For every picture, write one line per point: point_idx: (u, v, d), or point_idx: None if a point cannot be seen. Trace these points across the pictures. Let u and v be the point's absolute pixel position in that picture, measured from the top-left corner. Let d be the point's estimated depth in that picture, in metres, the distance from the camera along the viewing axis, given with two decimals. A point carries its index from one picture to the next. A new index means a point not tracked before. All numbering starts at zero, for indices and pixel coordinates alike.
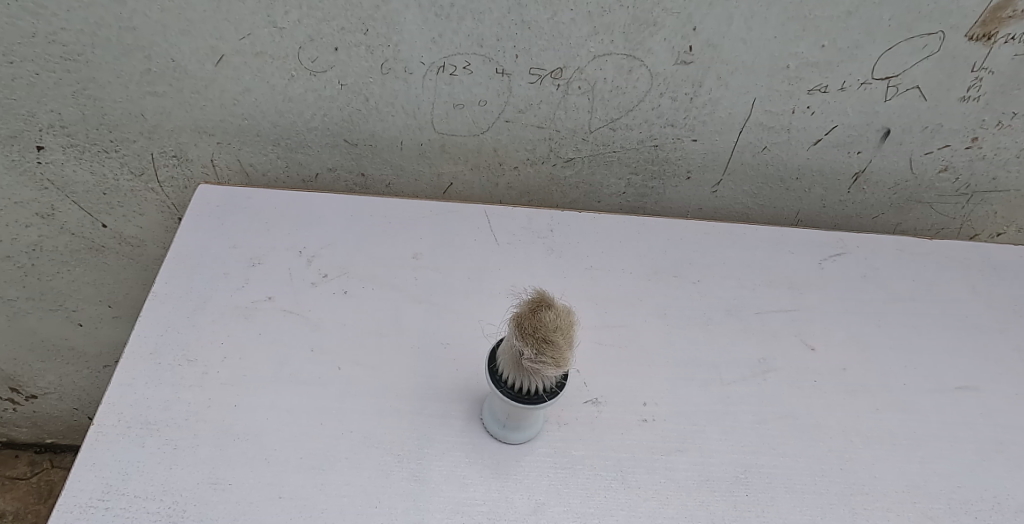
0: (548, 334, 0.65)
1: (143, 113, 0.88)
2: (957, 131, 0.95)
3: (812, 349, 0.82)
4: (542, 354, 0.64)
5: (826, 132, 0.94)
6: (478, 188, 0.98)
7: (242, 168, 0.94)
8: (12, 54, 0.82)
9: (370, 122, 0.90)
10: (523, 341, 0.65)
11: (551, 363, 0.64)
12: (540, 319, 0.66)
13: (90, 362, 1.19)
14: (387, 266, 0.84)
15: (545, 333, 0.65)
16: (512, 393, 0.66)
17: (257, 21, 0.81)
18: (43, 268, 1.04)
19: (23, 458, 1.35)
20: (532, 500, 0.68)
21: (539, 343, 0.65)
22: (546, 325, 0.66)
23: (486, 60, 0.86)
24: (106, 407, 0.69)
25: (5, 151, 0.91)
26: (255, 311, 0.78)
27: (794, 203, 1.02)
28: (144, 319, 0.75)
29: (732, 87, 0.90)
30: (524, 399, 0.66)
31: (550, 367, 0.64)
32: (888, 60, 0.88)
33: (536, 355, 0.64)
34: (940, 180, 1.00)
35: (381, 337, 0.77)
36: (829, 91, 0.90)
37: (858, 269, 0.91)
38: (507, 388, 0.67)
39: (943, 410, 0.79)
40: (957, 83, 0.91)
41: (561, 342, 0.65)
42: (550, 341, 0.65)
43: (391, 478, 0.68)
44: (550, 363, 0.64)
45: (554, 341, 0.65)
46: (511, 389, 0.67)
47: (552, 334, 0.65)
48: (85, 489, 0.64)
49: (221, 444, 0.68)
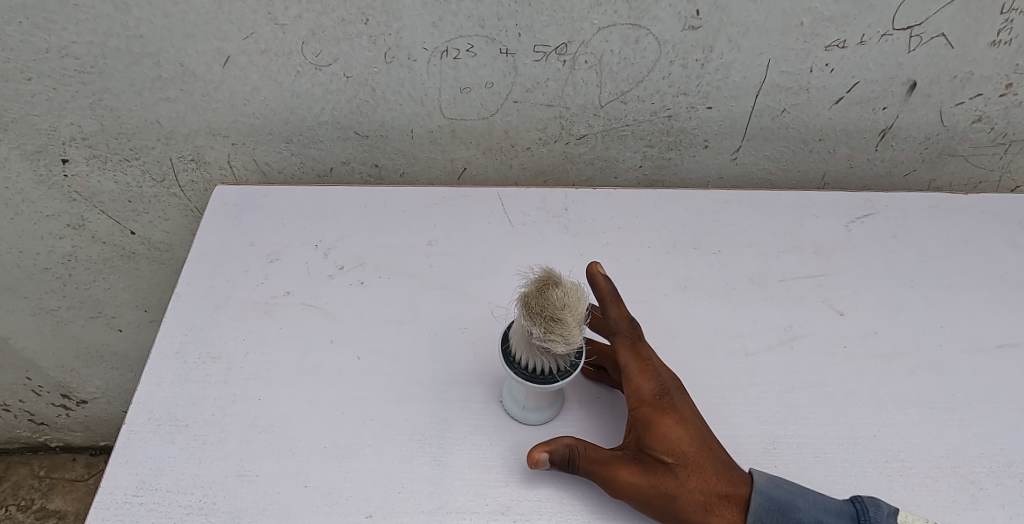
0: (555, 312, 0.64)
1: (158, 119, 0.90)
2: (989, 78, 0.91)
3: (841, 313, 0.80)
4: (551, 332, 0.64)
5: (848, 89, 0.91)
6: (492, 171, 0.97)
7: (258, 167, 0.95)
8: (29, 71, 0.84)
9: (379, 112, 0.90)
10: (531, 320, 0.64)
11: (561, 341, 0.64)
12: (547, 297, 0.66)
13: (133, 366, 1.23)
14: (401, 254, 0.84)
15: (552, 311, 0.64)
16: (526, 374, 0.66)
17: (259, 19, 0.82)
18: (80, 278, 1.07)
19: (80, 461, 1.40)
20: (555, 480, 0.67)
21: (547, 321, 0.64)
22: (553, 304, 0.65)
23: (489, 40, 0.85)
24: (136, 407, 0.71)
25: (32, 167, 0.93)
26: (275, 306, 0.79)
27: (819, 165, 0.98)
28: (168, 319, 0.77)
29: (745, 49, 0.87)
30: (538, 378, 0.66)
31: (560, 344, 0.64)
32: (909, 8, 0.84)
33: (543, 334, 0.64)
34: (973, 131, 0.96)
35: (398, 326, 0.77)
36: (847, 45, 0.87)
37: (888, 229, 0.88)
38: (521, 369, 0.67)
39: (984, 370, 0.76)
40: (986, 27, 0.86)
41: (569, 319, 0.65)
42: (558, 319, 0.64)
43: (413, 463, 0.68)
44: (560, 340, 0.64)
45: (562, 319, 0.64)
46: (525, 370, 0.67)
47: (559, 312, 0.65)
48: (120, 486, 0.66)
49: (247, 437, 0.69)
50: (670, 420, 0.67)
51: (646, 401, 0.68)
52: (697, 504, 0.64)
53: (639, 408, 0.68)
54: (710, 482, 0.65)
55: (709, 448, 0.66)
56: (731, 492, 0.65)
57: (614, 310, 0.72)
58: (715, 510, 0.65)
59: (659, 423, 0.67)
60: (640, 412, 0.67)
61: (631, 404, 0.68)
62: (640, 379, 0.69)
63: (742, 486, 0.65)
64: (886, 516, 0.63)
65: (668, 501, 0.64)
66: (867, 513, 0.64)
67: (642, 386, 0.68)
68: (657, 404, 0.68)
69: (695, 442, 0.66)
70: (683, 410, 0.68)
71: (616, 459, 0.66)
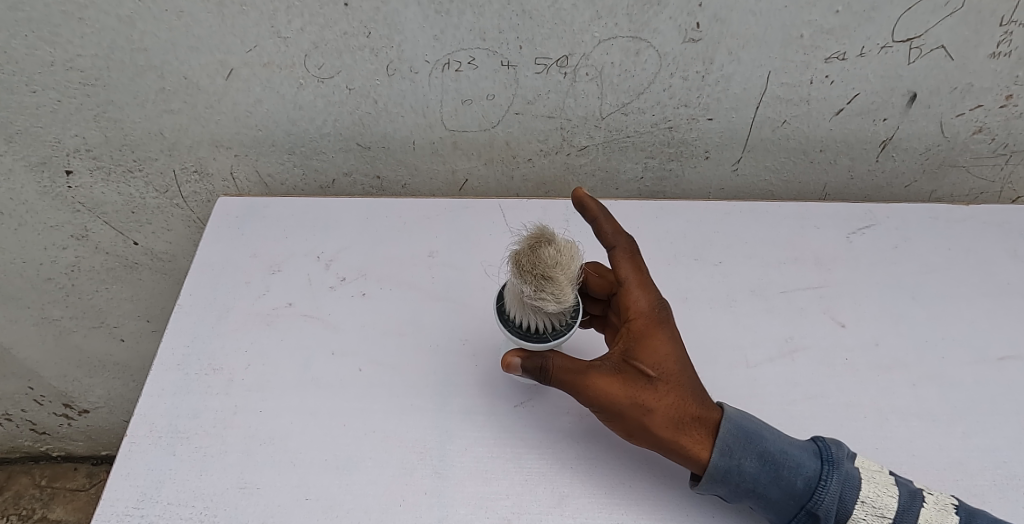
0: (545, 270, 0.67)
1: (161, 131, 0.90)
2: (989, 89, 0.91)
3: (842, 325, 0.80)
4: (541, 290, 0.66)
5: (848, 101, 0.91)
6: (493, 182, 0.98)
7: (261, 178, 0.95)
8: (34, 83, 0.85)
9: (381, 124, 0.91)
10: (522, 278, 0.67)
11: (551, 299, 0.66)
12: (538, 256, 0.68)
13: (135, 375, 1.23)
14: (402, 265, 0.84)
15: (542, 269, 0.67)
16: (520, 332, 0.69)
17: (262, 32, 0.83)
18: (83, 288, 1.08)
19: (81, 470, 1.40)
20: (556, 492, 0.67)
21: (537, 279, 0.66)
22: (545, 261, 0.68)
23: (490, 53, 0.85)
24: (138, 418, 0.71)
25: (37, 178, 0.94)
26: (277, 317, 0.79)
27: (820, 176, 0.99)
28: (170, 331, 0.77)
29: (745, 61, 0.87)
30: (532, 338, 0.68)
31: (550, 302, 0.66)
32: (909, 20, 0.85)
33: (536, 293, 0.66)
34: (974, 142, 0.96)
35: (400, 337, 0.78)
36: (847, 57, 0.87)
37: (889, 240, 0.89)
38: (515, 327, 0.69)
39: (986, 382, 0.76)
40: (985, 39, 0.87)
41: (559, 277, 0.67)
42: (548, 277, 0.67)
43: (414, 475, 0.68)
44: (549, 298, 0.66)
45: (552, 278, 0.67)
46: (519, 328, 0.69)
47: (549, 270, 0.67)
48: (121, 498, 0.66)
49: (248, 449, 0.69)
50: (661, 338, 0.70)
51: (643, 315, 0.70)
52: (670, 419, 0.66)
53: (637, 321, 0.70)
54: (685, 400, 0.68)
55: (689, 369, 0.69)
56: (703, 416, 0.67)
57: (610, 226, 0.73)
58: (687, 428, 0.67)
59: (650, 339, 0.69)
60: (637, 325, 0.70)
61: (628, 317, 0.71)
62: (638, 293, 0.71)
63: (714, 409, 0.68)
64: (846, 455, 0.67)
65: (645, 412, 0.66)
66: (828, 450, 0.67)
67: (644, 301, 0.71)
68: (654, 318, 0.70)
69: (679, 362, 0.69)
70: (672, 329, 0.71)
71: (599, 368, 0.67)
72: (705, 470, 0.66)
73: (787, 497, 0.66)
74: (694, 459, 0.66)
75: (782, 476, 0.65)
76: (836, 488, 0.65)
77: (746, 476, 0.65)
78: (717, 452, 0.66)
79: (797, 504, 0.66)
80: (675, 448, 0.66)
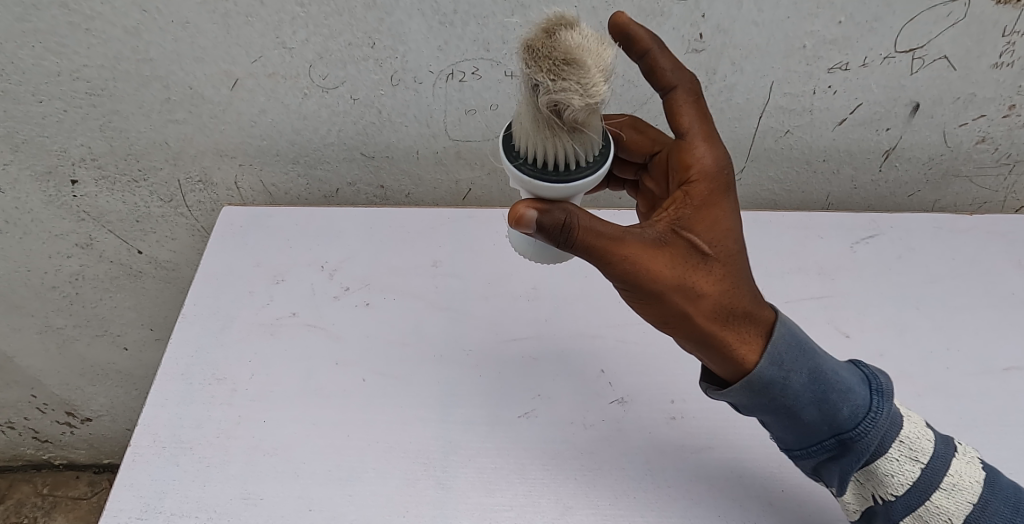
0: (567, 56, 0.60)
1: (166, 140, 0.91)
2: (992, 99, 0.91)
3: (846, 335, 0.80)
4: (564, 89, 0.59)
5: (850, 111, 0.91)
6: (497, 192, 0.98)
7: (265, 188, 0.96)
8: (40, 94, 0.85)
9: (385, 134, 0.91)
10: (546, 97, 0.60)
11: (576, 95, 0.59)
12: (558, 43, 0.60)
13: (138, 384, 1.23)
14: (406, 274, 0.84)
15: (565, 56, 0.60)
16: (535, 172, 0.62)
17: (267, 43, 0.83)
18: (87, 297, 1.08)
19: (83, 479, 1.40)
20: (560, 503, 0.67)
21: (562, 78, 0.59)
22: (565, 45, 0.60)
23: (494, 63, 0.85)
24: (141, 428, 0.71)
25: (42, 187, 0.94)
26: (280, 327, 0.79)
27: (823, 186, 0.99)
28: (173, 341, 0.77)
29: (748, 72, 0.87)
30: (550, 177, 0.62)
31: (575, 97, 0.59)
32: (911, 31, 0.85)
33: (558, 81, 0.59)
34: (977, 151, 0.96)
35: (403, 347, 0.78)
36: (850, 68, 0.87)
37: (893, 250, 0.89)
38: (531, 167, 0.62)
39: (991, 393, 0.75)
40: (988, 49, 0.87)
41: (582, 58, 0.60)
42: (571, 61, 0.60)
43: (417, 486, 0.68)
44: (575, 93, 0.59)
45: (574, 59, 0.60)
46: (534, 168, 0.62)
47: (572, 54, 0.60)
48: (124, 509, 0.66)
49: (251, 459, 0.69)
50: (723, 207, 0.68)
51: (705, 177, 0.68)
52: (720, 310, 0.65)
53: (699, 183, 0.68)
54: (737, 286, 0.67)
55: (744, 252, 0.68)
56: (754, 314, 0.66)
57: (667, 62, 0.69)
58: (735, 324, 0.66)
59: (707, 212, 0.67)
60: (696, 190, 0.67)
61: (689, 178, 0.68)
62: (702, 149, 0.68)
63: (765, 308, 0.67)
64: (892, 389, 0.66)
65: (695, 295, 0.65)
66: (876, 380, 0.66)
67: (706, 162, 0.68)
68: (716, 181, 0.68)
69: (737, 242, 0.67)
70: (733, 199, 0.69)
71: (653, 240, 0.65)
72: (749, 376, 0.65)
73: (822, 421, 0.65)
74: (739, 362, 0.65)
75: (828, 399, 0.64)
76: (882, 426, 0.64)
77: (791, 392, 0.65)
78: (767, 362, 0.65)
79: (831, 431, 0.65)
80: (720, 343, 0.65)
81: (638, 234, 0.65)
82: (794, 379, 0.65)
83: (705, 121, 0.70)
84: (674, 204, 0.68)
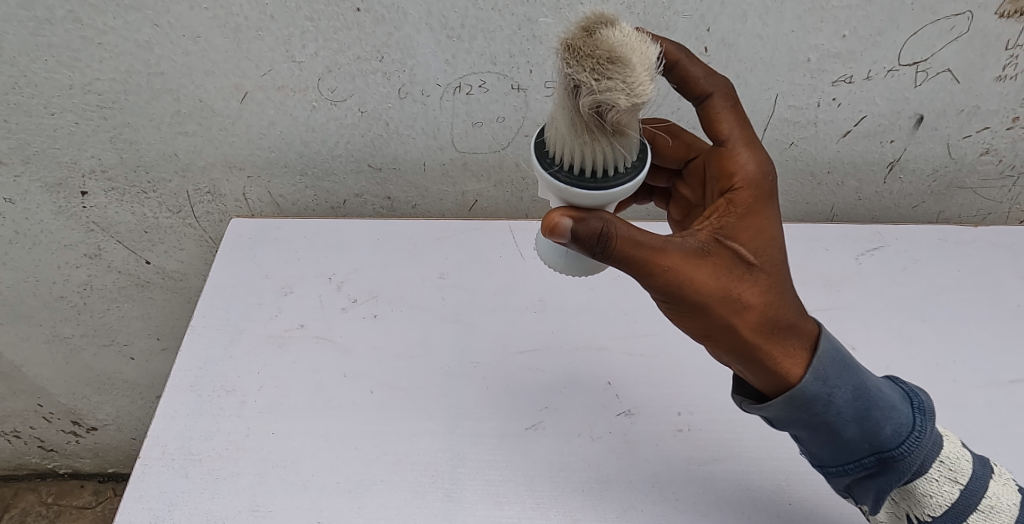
0: (609, 57, 0.60)
1: (176, 152, 0.91)
2: (996, 112, 0.91)
3: (852, 347, 0.80)
4: (608, 92, 0.59)
5: (854, 123, 0.92)
6: (503, 203, 0.98)
7: (273, 199, 0.96)
8: (51, 106, 0.86)
9: (392, 146, 0.92)
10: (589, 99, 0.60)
11: (621, 96, 0.59)
12: (599, 45, 0.61)
13: (144, 393, 1.23)
14: (413, 286, 0.85)
15: (608, 58, 0.60)
16: (573, 177, 0.62)
17: (277, 57, 0.84)
18: (95, 306, 1.08)
19: (88, 488, 1.41)
20: (568, 515, 0.67)
21: (605, 80, 0.60)
22: (606, 45, 0.60)
23: (500, 77, 0.86)
24: (151, 440, 0.71)
25: (52, 198, 0.95)
26: (289, 339, 0.80)
27: (828, 197, 0.99)
28: (183, 353, 0.78)
29: (753, 85, 0.88)
30: (587, 184, 0.61)
31: (619, 98, 0.59)
32: (914, 45, 0.85)
33: (602, 82, 0.59)
34: (981, 163, 0.96)
35: (411, 359, 0.78)
36: (854, 81, 0.88)
37: (898, 261, 0.89)
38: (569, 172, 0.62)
39: (997, 406, 0.76)
40: (991, 62, 0.87)
41: (624, 59, 0.60)
42: (614, 63, 0.60)
43: (426, 498, 0.68)
44: (619, 95, 0.59)
45: (617, 60, 0.60)
46: (572, 173, 0.63)
47: (614, 55, 0.60)
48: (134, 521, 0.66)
49: (260, 471, 0.70)
50: (767, 216, 0.68)
51: (750, 184, 0.68)
52: (762, 320, 0.65)
53: (744, 190, 0.68)
54: (781, 296, 0.66)
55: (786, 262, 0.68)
56: (797, 325, 0.67)
57: (697, 68, 0.71)
58: (778, 335, 0.66)
59: (752, 220, 0.67)
60: (741, 197, 0.68)
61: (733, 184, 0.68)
62: (745, 157, 0.69)
63: (808, 320, 0.68)
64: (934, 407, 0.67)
65: (738, 303, 0.65)
66: (919, 398, 0.67)
67: (749, 170, 0.68)
68: (760, 189, 0.68)
69: (780, 252, 0.67)
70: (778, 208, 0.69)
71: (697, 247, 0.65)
72: (793, 388, 0.65)
73: (862, 438, 0.65)
74: (784, 373, 0.65)
75: (872, 416, 0.65)
76: (925, 447, 0.64)
77: (833, 408, 0.65)
78: (812, 378, 0.65)
79: (869, 448, 0.65)
80: (764, 355, 0.65)
81: (680, 244, 0.65)
82: (838, 397, 0.65)
83: (745, 128, 0.70)
84: (717, 212, 0.68)
